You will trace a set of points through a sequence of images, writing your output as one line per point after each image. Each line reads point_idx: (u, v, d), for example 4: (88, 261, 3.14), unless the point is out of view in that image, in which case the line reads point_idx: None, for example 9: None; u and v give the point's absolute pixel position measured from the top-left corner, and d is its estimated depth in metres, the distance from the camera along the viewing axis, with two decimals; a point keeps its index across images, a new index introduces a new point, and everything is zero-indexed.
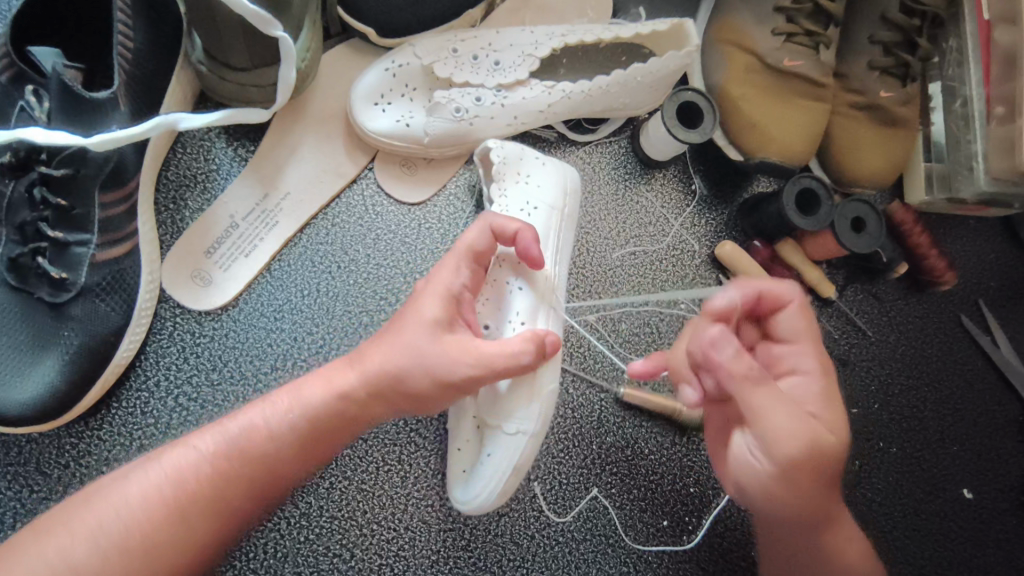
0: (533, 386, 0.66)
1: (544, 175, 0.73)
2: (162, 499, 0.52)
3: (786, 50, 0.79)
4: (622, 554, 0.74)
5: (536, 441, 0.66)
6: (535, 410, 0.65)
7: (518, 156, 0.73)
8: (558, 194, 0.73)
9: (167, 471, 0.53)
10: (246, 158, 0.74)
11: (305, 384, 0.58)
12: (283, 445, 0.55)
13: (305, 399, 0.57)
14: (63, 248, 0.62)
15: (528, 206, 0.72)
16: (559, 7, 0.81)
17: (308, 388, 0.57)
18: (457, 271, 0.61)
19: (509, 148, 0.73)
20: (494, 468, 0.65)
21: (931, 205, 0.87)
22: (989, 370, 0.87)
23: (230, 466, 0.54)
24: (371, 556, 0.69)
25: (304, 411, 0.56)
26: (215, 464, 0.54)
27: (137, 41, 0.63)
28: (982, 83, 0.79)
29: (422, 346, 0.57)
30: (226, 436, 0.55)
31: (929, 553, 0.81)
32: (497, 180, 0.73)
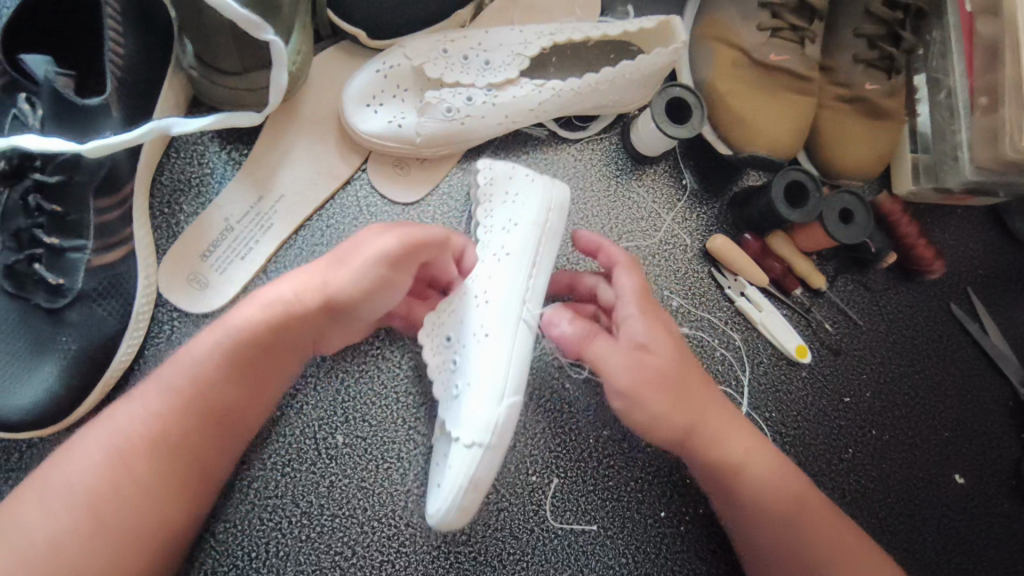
0: (499, 390, 0.61)
1: (527, 191, 0.71)
2: (106, 454, 0.56)
3: (772, 45, 0.80)
4: (621, 546, 0.75)
5: (495, 450, 0.60)
6: (495, 386, 0.61)
7: (503, 167, 0.74)
8: (541, 209, 0.70)
9: (112, 433, 0.57)
10: (240, 161, 0.74)
11: (233, 312, 0.61)
12: (209, 376, 0.59)
13: (231, 321, 0.60)
14: (59, 254, 0.62)
15: (510, 223, 0.70)
16: (548, 6, 0.82)
17: (233, 312, 0.61)
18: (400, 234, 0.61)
19: (497, 168, 0.74)
20: (450, 480, 0.61)
21: (918, 194, 0.88)
22: (978, 356, 0.88)
23: (168, 414, 0.58)
24: (372, 553, 0.70)
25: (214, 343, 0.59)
26: (150, 411, 0.58)
27: (129, 48, 0.64)
28: (965, 73, 0.80)
29: (348, 257, 0.61)
30: (160, 386, 0.59)
31: (922, 537, 0.83)
32: (484, 199, 0.73)
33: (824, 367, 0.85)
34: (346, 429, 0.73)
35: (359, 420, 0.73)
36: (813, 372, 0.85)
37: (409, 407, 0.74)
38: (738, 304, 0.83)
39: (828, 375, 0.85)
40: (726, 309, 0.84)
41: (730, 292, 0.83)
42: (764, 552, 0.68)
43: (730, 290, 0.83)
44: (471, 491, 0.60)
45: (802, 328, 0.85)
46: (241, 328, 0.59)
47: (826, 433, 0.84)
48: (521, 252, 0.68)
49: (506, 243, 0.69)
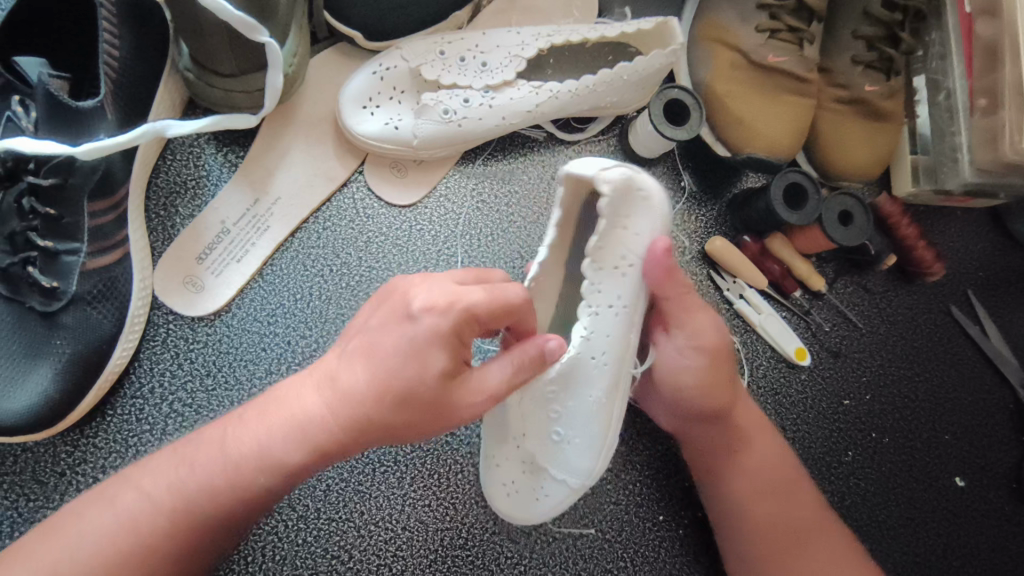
0: (601, 447, 0.63)
1: (643, 223, 0.61)
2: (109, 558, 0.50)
3: (770, 47, 0.79)
4: (620, 550, 0.75)
5: (575, 493, 0.64)
6: (591, 444, 0.63)
7: (627, 192, 0.59)
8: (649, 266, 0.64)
9: (124, 520, 0.51)
10: (236, 163, 0.74)
11: (271, 416, 0.53)
12: (241, 487, 0.52)
13: (269, 443, 0.52)
14: (54, 257, 0.62)
15: (624, 261, 0.61)
16: (546, 8, 0.82)
17: (272, 422, 0.52)
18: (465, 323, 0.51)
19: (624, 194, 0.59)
20: (551, 501, 0.65)
21: (918, 195, 0.87)
22: (979, 358, 0.88)
23: (196, 496, 0.52)
24: (369, 557, 0.70)
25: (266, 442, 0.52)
26: (171, 515, 0.51)
27: (124, 49, 0.63)
28: (964, 75, 0.80)
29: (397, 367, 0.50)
30: (180, 485, 0.52)
31: (922, 540, 0.82)
32: (601, 232, 0.59)
33: (824, 369, 0.85)
34: None
35: None
36: (812, 375, 0.84)
37: None
38: (737, 306, 0.82)
39: (828, 378, 0.84)
40: (726, 312, 0.83)
41: (729, 295, 0.82)
42: (744, 543, 0.69)
43: (729, 293, 0.82)
44: (547, 513, 0.65)
45: (802, 330, 0.85)
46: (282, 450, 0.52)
47: (826, 436, 0.83)
48: (632, 317, 0.62)
49: (619, 294, 0.61)
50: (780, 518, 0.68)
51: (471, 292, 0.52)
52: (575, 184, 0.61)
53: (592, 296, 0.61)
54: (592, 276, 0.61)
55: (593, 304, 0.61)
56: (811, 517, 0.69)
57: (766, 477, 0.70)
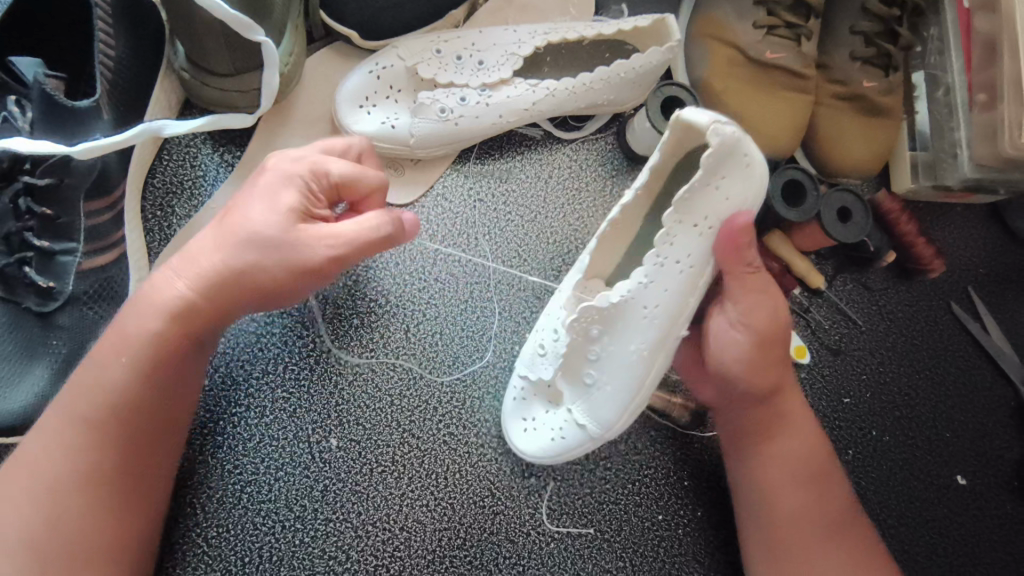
0: (637, 402, 0.66)
1: (732, 191, 0.61)
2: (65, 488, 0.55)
3: (767, 43, 0.79)
4: (619, 549, 0.74)
5: (591, 444, 0.67)
6: (621, 398, 0.65)
7: (733, 150, 0.59)
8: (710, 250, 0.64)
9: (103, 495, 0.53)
10: (233, 163, 0.74)
11: (129, 320, 0.58)
12: (132, 391, 0.57)
13: (136, 333, 0.57)
14: (50, 257, 0.62)
15: (701, 223, 0.62)
16: (542, 6, 0.81)
17: (130, 323, 0.58)
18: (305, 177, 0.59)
19: (735, 147, 0.59)
20: (571, 442, 0.67)
21: (917, 192, 0.86)
22: (980, 355, 0.87)
23: (102, 412, 0.56)
24: (367, 557, 0.69)
25: (107, 374, 0.57)
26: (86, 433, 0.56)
27: (118, 47, 0.63)
28: (963, 70, 0.80)
29: (260, 220, 0.57)
30: (86, 418, 0.56)
31: (924, 540, 0.82)
32: (714, 171, 0.60)
33: (824, 367, 0.84)
34: (340, 433, 0.72)
35: (353, 421, 0.72)
36: (813, 373, 0.84)
37: (404, 410, 0.73)
38: None
39: (828, 376, 0.84)
40: None
41: None
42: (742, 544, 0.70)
43: None
44: (561, 458, 0.69)
45: (801, 329, 0.84)
46: (141, 339, 0.57)
47: (826, 434, 0.83)
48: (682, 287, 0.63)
49: (686, 257, 0.62)
50: (791, 513, 0.67)
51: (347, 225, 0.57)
52: (683, 129, 0.61)
53: (664, 246, 0.62)
54: (672, 228, 0.62)
55: (662, 257, 0.62)
56: (828, 514, 0.67)
57: (796, 471, 0.68)
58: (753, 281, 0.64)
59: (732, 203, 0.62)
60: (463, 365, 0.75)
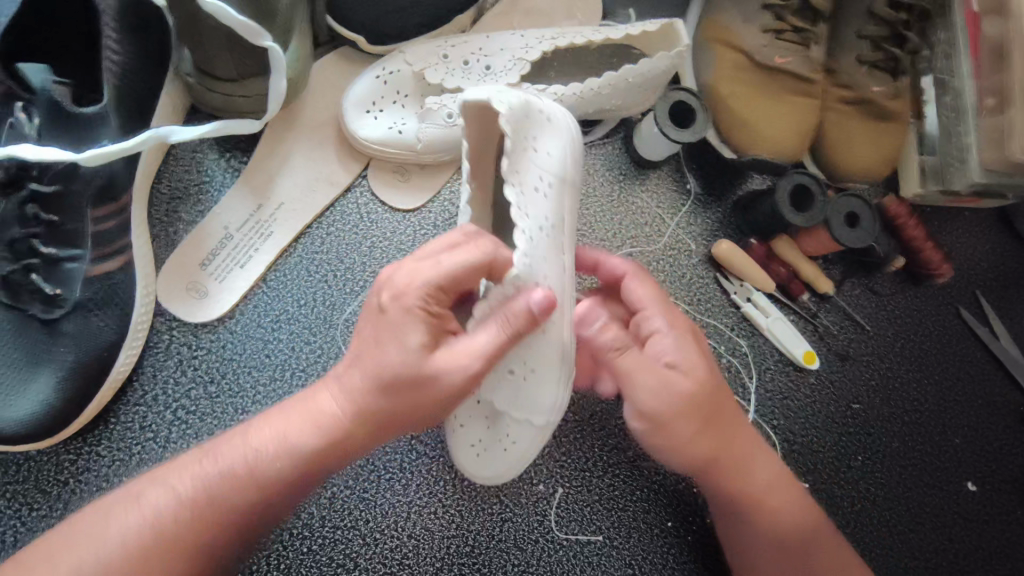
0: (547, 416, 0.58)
1: (552, 143, 0.58)
2: (139, 539, 0.51)
3: (775, 48, 0.79)
4: (627, 557, 0.74)
5: (522, 460, 0.60)
6: (544, 392, 0.57)
7: (523, 113, 0.56)
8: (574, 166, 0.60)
9: (145, 512, 0.52)
10: (239, 168, 0.74)
11: (294, 422, 0.54)
12: (267, 487, 0.53)
13: (292, 440, 0.53)
14: (55, 264, 0.62)
15: (544, 180, 0.57)
16: (548, 11, 0.81)
17: (295, 429, 0.54)
18: (428, 290, 0.52)
19: (511, 98, 0.55)
20: (507, 460, 0.61)
21: (925, 197, 0.87)
22: (989, 361, 0.87)
23: (218, 488, 0.52)
24: (375, 565, 0.69)
25: (287, 450, 0.53)
26: (189, 505, 0.52)
27: (124, 55, 0.63)
28: (971, 74, 0.79)
29: (399, 330, 0.51)
30: (203, 479, 0.53)
31: (934, 547, 0.81)
32: (516, 137, 0.55)
33: (832, 373, 0.84)
34: None
35: None
36: (821, 378, 0.83)
37: None
38: (744, 309, 0.81)
39: (836, 381, 0.84)
40: (733, 315, 0.82)
41: (736, 298, 0.81)
42: None
43: (736, 296, 0.81)
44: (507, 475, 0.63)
45: (809, 333, 0.84)
46: (306, 449, 0.53)
47: (835, 441, 0.82)
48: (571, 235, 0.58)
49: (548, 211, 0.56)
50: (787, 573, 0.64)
51: (478, 355, 0.51)
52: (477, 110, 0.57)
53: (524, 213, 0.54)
54: (518, 196, 0.54)
55: (525, 229, 0.54)
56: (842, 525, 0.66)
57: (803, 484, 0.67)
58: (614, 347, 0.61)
59: (555, 160, 0.58)
60: None
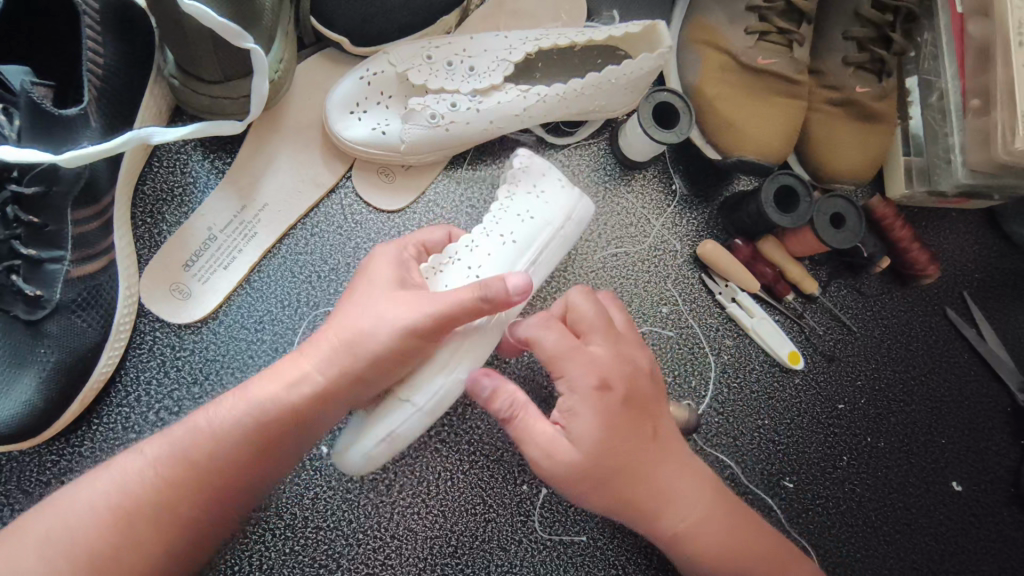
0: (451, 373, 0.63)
1: (556, 195, 0.71)
2: (110, 510, 0.50)
3: (760, 49, 0.79)
4: (611, 557, 0.74)
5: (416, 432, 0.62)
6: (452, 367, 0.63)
7: (544, 172, 0.72)
8: (560, 215, 0.70)
9: (116, 480, 0.51)
10: (223, 169, 0.74)
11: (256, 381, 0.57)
12: (231, 448, 0.53)
13: (252, 393, 0.56)
14: (37, 265, 0.62)
15: (525, 215, 0.69)
16: (534, 12, 0.81)
17: (257, 385, 0.56)
18: (403, 253, 0.65)
19: (534, 162, 0.72)
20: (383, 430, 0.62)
21: (911, 197, 0.86)
22: (976, 362, 0.87)
23: (185, 447, 0.53)
24: (358, 565, 0.69)
25: (248, 405, 0.55)
26: (159, 470, 0.51)
27: (107, 57, 0.63)
28: (957, 75, 0.79)
29: (373, 276, 0.62)
30: (170, 440, 0.53)
31: (919, 547, 0.81)
32: (511, 180, 0.72)
33: (818, 374, 0.84)
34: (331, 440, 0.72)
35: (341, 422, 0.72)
36: (806, 379, 0.83)
37: None
38: (730, 310, 0.81)
39: (821, 382, 0.84)
40: (718, 315, 0.83)
41: (721, 298, 0.81)
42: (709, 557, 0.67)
43: (721, 296, 0.81)
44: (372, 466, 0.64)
45: (795, 334, 0.84)
46: (267, 402, 0.55)
47: (820, 441, 0.82)
48: (525, 242, 0.68)
49: (512, 229, 0.68)
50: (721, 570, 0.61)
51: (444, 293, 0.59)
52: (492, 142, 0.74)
53: (491, 224, 0.68)
54: (498, 211, 0.70)
55: (489, 228, 0.68)
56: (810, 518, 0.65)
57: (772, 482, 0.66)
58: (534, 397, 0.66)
59: (546, 206, 0.70)
60: None
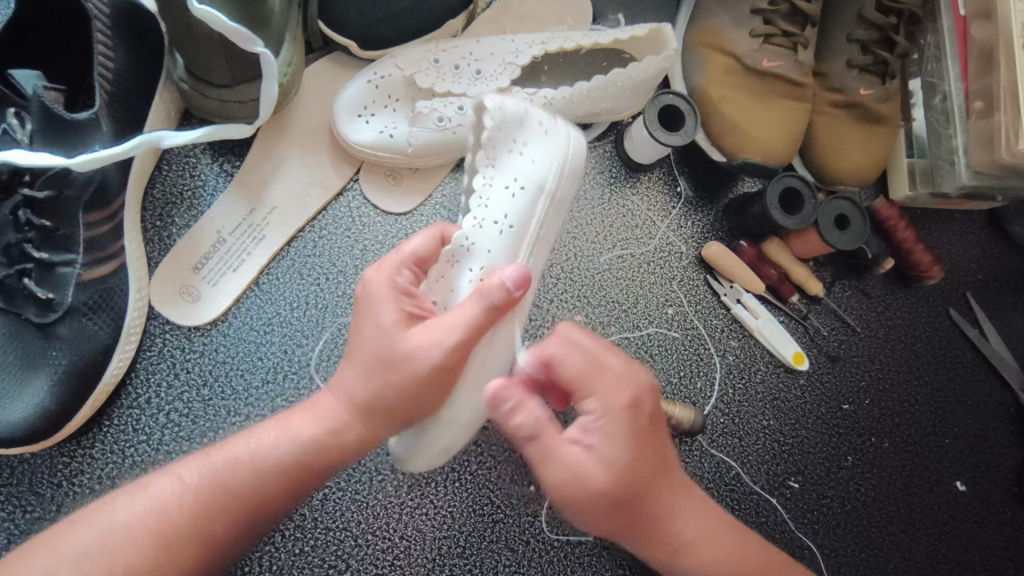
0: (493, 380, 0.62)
1: (540, 150, 0.64)
2: (145, 530, 0.51)
3: (764, 52, 0.80)
4: (618, 557, 0.74)
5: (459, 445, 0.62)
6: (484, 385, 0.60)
7: (517, 121, 0.64)
8: (551, 168, 0.63)
9: (151, 500, 0.52)
10: (232, 173, 0.74)
11: (295, 417, 0.57)
12: (269, 477, 0.54)
13: (294, 429, 0.56)
14: (49, 268, 0.62)
15: (515, 184, 0.63)
16: (540, 15, 0.82)
17: (297, 420, 0.56)
18: (396, 273, 0.58)
19: (508, 113, 0.63)
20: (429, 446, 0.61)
21: (914, 198, 0.87)
22: (980, 363, 0.87)
23: (223, 474, 0.53)
24: (367, 566, 0.70)
25: (292, 440, 0.55)
26: (196, 495, 0.52)
27: (117, 61, 0.64)
28: (960, 77, 0.80)
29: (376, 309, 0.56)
30: (211, 468, 0.53)
31: (924, 547, 0.82)
32: (487, 147, 0.63)
33: (823, 374, 0.84)
34: None
35: None
36: (811, 379, 0.84)
37: None
38: (735, 311, 0.82)
39: (826, 383, 0.84)
40: (723, 316, 0.83)
41: (727, 300, 0.82)
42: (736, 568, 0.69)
43: (727, 298, 0.82)
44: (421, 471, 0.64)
45: (800, 335, 0.84)
46: (307, 437, 0.55)
47: (826, 441, 0.83)
48: (523, 221, 0.63)
49: (505, 212, 0.63)
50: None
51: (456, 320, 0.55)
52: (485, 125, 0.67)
53: (481, 209, 0.63)
54: (484, 187, 0.63)
55: (480, 216, 0.62)
56: None
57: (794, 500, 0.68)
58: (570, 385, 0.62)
59: (539, 165, 0.63)
60: None
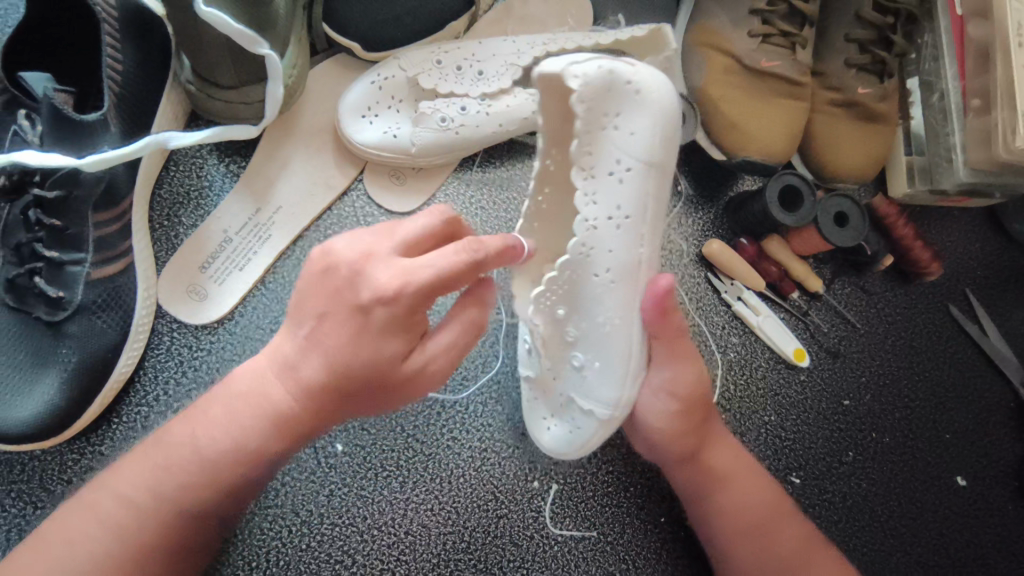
0: (633, 368, 0.63)
1: (639, 109, 0.58)
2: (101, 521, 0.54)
3: (763, 51, 0.81)
4: (621, 552, 0.75)
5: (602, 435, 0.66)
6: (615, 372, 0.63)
7: (605, 86, 0.57)
8: (655, 129, 0.59)
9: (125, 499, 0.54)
10: (238, 173, 0.75)
11: (233, 412, 0.58)
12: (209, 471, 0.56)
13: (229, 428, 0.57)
14: (59, 267, 0.64)
15: (618, 165, 0.59)
16: (541, 17, 0.83)
17: (233, 419, 0.57)
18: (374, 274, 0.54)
19: (593, 80, 0.57)
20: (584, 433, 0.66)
21: (912, 196, 0.88)
22: (980, 359, 0.88)
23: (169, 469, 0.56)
24: (373, 561, 0.70)
25: (228, 438, 0.57)
26: (153, 489, 0.55)
27: (127, 63, 0.65)
28: (957, 76, 0.80)
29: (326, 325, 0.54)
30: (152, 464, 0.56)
31: (925, 541, 0.82)
32: (587, 132, 0.58)
33: (823, 370, 0.85)
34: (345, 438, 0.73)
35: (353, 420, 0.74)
36: (812, 375, 0.84)
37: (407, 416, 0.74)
38: (736, 308, 0.82)
39: (827, 378, 0.85)
40: (724, 313, 0.84)
41: (727, 297, 0.83)
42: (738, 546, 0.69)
43: (727, 295, 0.83)
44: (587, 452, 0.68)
45: (801, 331, 0.85)
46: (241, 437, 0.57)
47: (826, 437, 0.83)
48: (638, 206, 0.60)
49: (619, 203, 0.60)
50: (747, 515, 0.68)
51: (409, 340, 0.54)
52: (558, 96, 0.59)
53: (591, 207, 0.60)
54: (587, 185, 0.60)
55: (591, 215, 0.60)
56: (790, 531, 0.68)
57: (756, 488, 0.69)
58: (677, 346, 0.64)
59: (640, 135, 0.59)
60: (467, 369, 0.76)
